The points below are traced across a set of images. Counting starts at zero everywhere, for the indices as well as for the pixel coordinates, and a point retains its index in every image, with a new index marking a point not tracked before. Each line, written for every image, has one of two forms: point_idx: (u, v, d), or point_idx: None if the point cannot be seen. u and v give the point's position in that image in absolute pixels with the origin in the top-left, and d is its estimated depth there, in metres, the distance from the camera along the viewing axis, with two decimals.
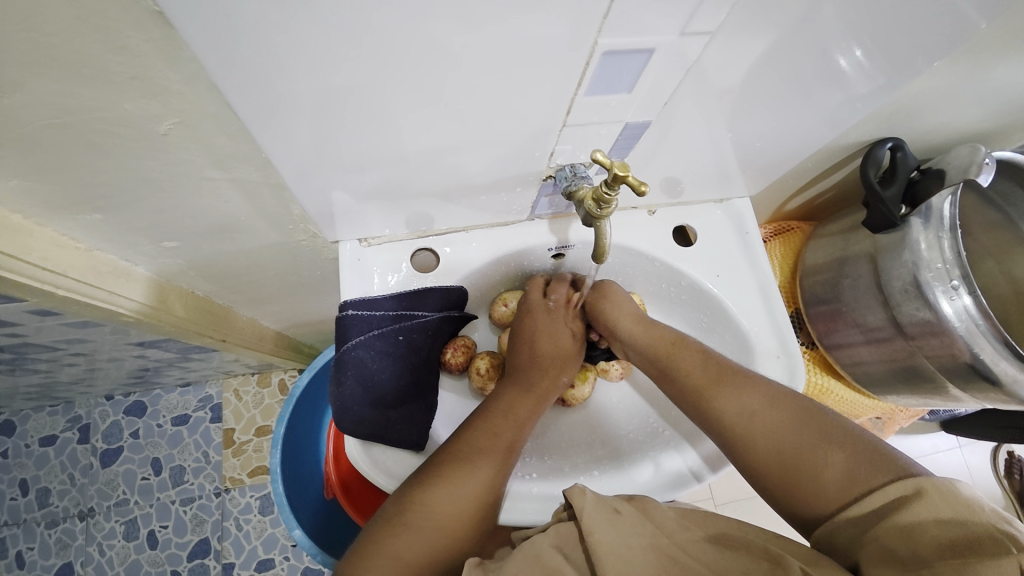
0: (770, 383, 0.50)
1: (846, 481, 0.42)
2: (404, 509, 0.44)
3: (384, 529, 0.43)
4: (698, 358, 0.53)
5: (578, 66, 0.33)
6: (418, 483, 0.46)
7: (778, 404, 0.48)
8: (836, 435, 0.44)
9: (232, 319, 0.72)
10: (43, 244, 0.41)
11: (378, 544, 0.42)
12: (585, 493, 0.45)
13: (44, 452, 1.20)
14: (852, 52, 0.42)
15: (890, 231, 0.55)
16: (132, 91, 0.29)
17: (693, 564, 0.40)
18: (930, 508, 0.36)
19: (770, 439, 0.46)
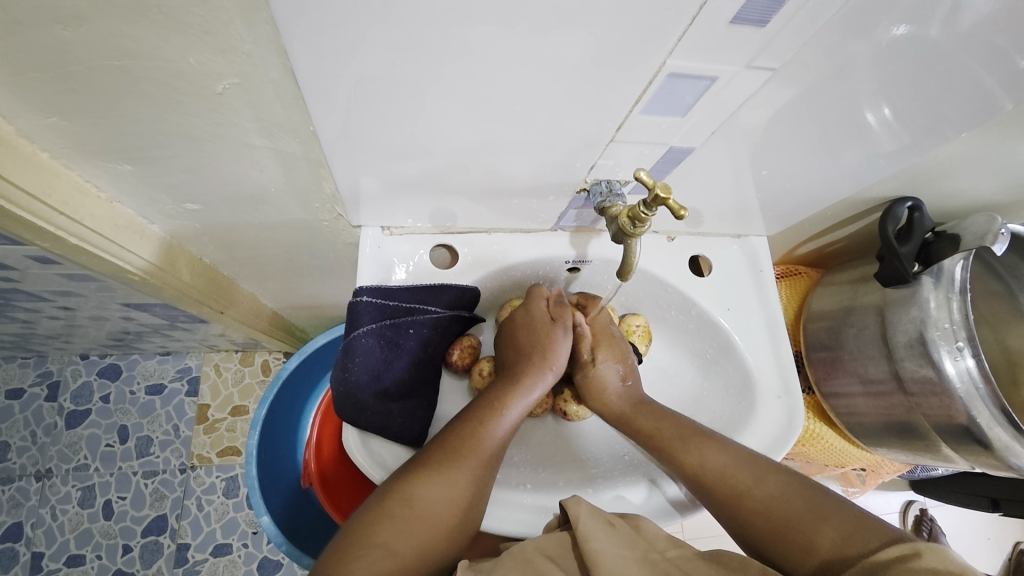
0: (761, 455, 0.51)
1: (840, 547, 0.42)
2: (391, 502, 0.44)
3: (368, 521, 0.43)
4: (694, 433, 0.53)
5: (641, 84, 0.33)
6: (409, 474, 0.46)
7: (769, 471, 0.49)
8: (830, 505, 0.45)
9: (233, 291, 0.71)
10: (64, 187, 0.40)
11: (367, 535, 0.42)
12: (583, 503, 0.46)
13: (8, 404, 1.15)
14: (881, 109, 0.43)
15: (901, 286, 0.56)
16: (197, 45, 0.29)
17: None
18: (922, 563, 0.36)
19: (761, 510, 0.47)
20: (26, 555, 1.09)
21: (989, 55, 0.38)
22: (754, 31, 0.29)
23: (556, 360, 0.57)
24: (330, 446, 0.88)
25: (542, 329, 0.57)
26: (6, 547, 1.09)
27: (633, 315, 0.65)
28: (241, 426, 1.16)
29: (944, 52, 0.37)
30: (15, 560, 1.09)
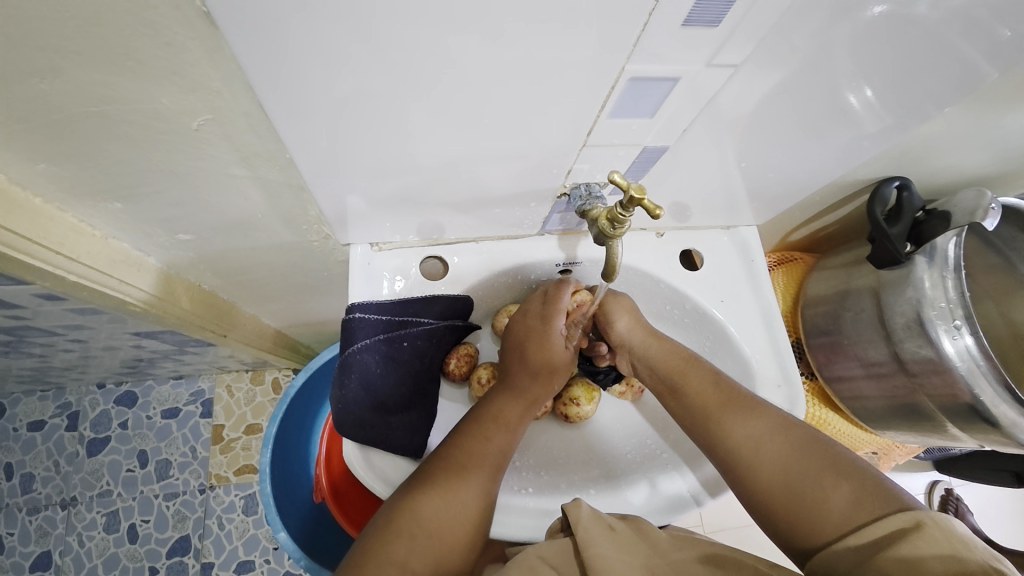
0: (775, 411, 0.51)
1: (851, 515, 0.42)
2: (402, 517, 0.44)
3: (381, 537, 0.42)
4: (730, 394, 0.52)
5: (604, 90, 0.33)
6: (418, 489, 0.46)
7: (784, 435, 0.48)
8: (842, 464, 0.45)
9: (235, 314, 0.73)
10: (60, 228, 0.41)
11: (383, 550, 0.41)
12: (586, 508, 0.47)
13: (31, 436, 1.18)
14: (863, 91, 0.42)
15: (895, 267, 0.55)
16: (167, 86, 0.30)
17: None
18: (930, 542, 0.36)
19: (772, 474, 0.46)
20: None
21: (958, 30, 0.38)
22: (709, 30, 0.28)
23: (557, 371, 0.57)
24: (341, 461, 0.89)
25: (551, 344, 0.56)
26: None
27: None
28: (256, 444, 1.18)
29: (911, 31, 0.37)
30: None
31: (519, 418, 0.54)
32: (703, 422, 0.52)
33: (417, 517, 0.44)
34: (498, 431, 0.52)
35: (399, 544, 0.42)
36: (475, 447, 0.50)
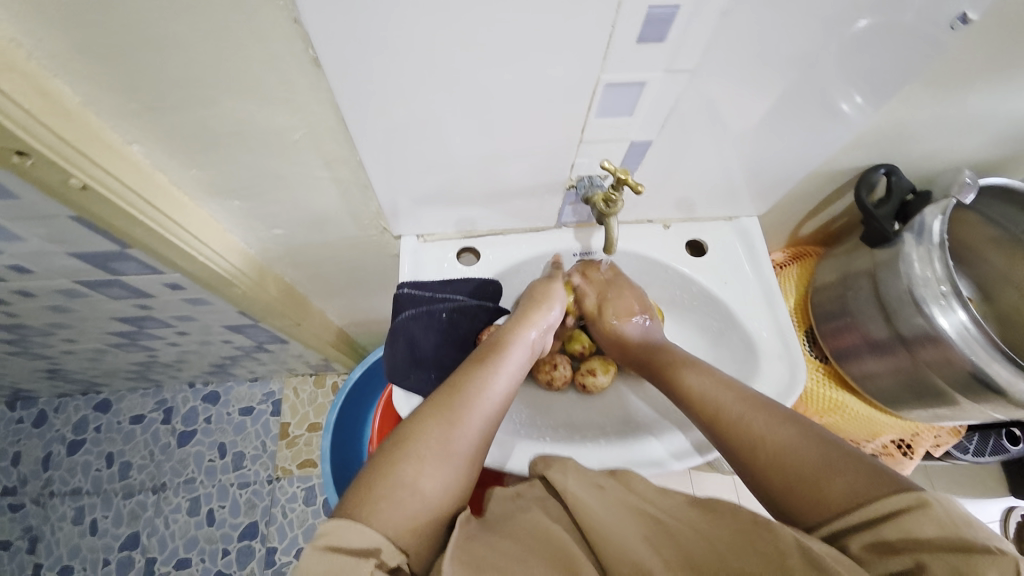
0: (776, 403, 0.51)
1: (853, 497, 0.41)
2: (392, 447, 0.46)
3: (369, 465, 0.45)
4: (696, 365, 0.58)
5: (587, 93, 0.43)
6: (410, 419, 0.48)
7: (788, 424, 0.48)
8: (845, 458, 0.44)
9: (307, 308, 0.87)
10: (195, 220, 0.55)
11: (366, 482, 0.43)
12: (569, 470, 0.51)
13: (131, 429, 1.36)
14: (853, 97, 0.51)
15: (887, 245, 0.60)
16: (282, 109, 0.43)
17: (677, 526, 0.43)
18: (930, 514, 0.36)
19: (773, 458, 0.46)
20: (140, 562, 1.24)
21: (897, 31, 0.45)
22: (658, 45, 0.38)
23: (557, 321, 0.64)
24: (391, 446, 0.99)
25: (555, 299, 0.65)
26: (124, 555, 1.24)
27: None
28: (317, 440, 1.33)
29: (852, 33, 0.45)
30: (132, 566, 1.23)
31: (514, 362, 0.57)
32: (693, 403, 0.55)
33: (425, 442, 0.46)
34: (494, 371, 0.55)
35: (408, 467, 0.44)
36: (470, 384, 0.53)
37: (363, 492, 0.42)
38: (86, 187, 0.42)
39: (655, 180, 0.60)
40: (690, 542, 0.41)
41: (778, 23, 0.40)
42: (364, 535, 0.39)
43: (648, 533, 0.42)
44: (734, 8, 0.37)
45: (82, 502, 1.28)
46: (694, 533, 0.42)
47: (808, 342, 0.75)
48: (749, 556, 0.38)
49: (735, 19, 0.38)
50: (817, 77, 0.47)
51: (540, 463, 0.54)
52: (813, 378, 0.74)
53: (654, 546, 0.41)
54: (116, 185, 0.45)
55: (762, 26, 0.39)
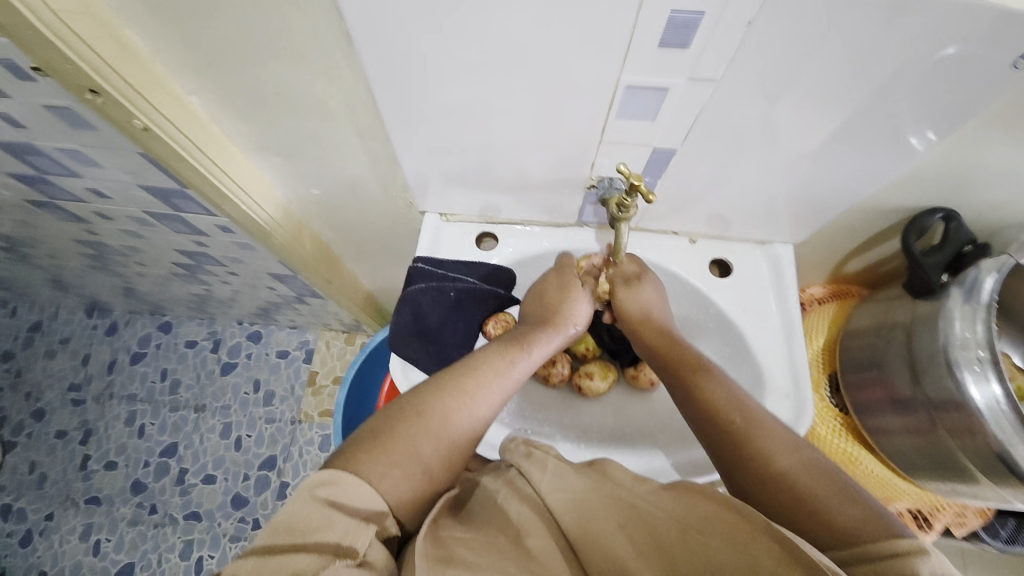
0: (785, 426, 0.50)
1: (858, 532, 0.40)
2: (410, 418, 0.49)
3: (386, 432, 0.47)
4: (714, 377, 0.54)
5: (607, 94, 0.44)
6: (425, 394, 0.51)
7: (797, 454, 0.47)
8: (847, 493, 0.43)
9: (340, 267, 0.93)
10: (243, 171, 0.61)
11: (382, 448, 0.46)
12: (542, 467, 0.51)
13: (185, 351, 1.50)
14: (924, 132, 0.47)
15: (930, 296, 0.56)
16: (320, 77, 0.46)
17: (652, 513, 0.45)
18: (929, 560, 0.36)
19: (777, 483, 0.45)
20: (174, 469, 1.37)
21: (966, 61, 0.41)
22: (681, 51, 0.39)
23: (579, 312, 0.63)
24: None
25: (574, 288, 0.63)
26: (162, 461, 1.38)
27: None
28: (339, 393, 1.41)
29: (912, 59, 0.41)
30: (167, 471, 1.37)
31: (537, 352, 0.59)
32: (698, 417, 0.52)
33: (437, 421, 0.49)
34: (518, 358, 0.57)
35: (417, 442, 0.47)
36: (494, 369, 0.55)
37: (370, 453, 0.45)
38: (148, 130, 0.48)
39: (694, 194, 0.60)
40: (664, 530, 0.43)
41: (814, 45, 0.38)
42: (371, 499, 0.43)
43: (623, 521, 0.45)
44: (763, 22, 0.36)
45: (137, 407, 1.45)
46: (668, 518, 0.44)
47: (829, 390, 0.70)
48: (721, 547, 0.40)
49: (763, 35, 0.38)
50: (865, 108, 0.44)
51: (512, 450, 0.56)
52: (830, 426, 0.69)
53: (631, 536, 0.43)
54: (174, 132, 0.51)
55: (798, 46, 0.38)
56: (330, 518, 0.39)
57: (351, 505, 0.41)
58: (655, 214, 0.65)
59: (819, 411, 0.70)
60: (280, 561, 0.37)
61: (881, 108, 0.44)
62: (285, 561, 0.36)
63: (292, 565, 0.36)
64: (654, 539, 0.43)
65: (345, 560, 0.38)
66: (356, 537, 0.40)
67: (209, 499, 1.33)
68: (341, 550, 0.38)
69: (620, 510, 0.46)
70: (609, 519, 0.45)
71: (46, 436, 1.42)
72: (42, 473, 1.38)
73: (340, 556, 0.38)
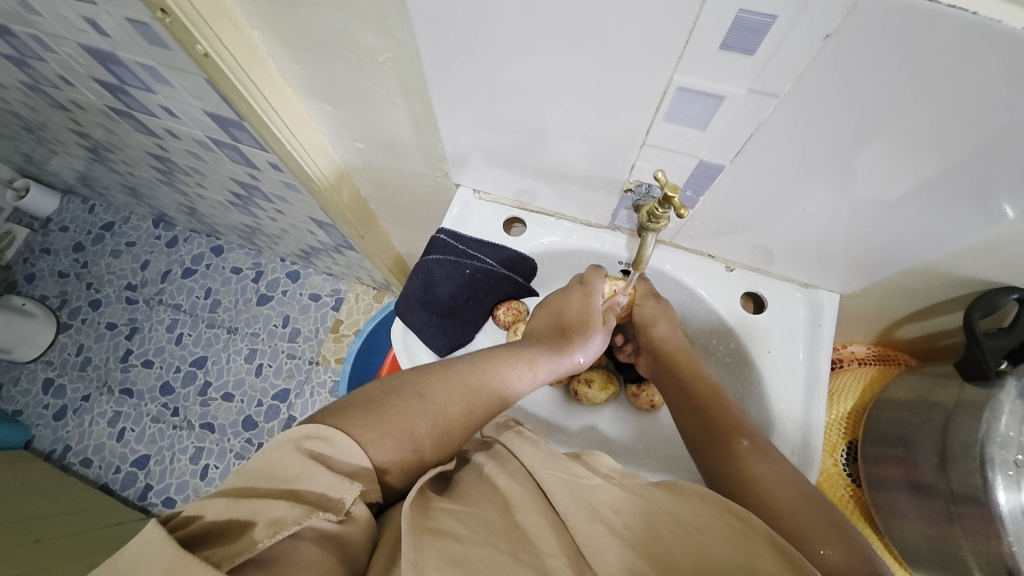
0: (791, 466, 0.48)
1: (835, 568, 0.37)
2: (421, 394, 0.49)
3: (394, 399, 0.47)
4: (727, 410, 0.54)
5: (658, 93, 0.41)
6: (437, 377, 0.51)
7: (792, 489, 0.45)
8: (836, 530, 0.40)
9: (375, 225, 0.94)
10: (293, 113, 0.63)
11: (390, 412, 0.46)
12: (534, 445, 0.50)
13: (230, 275, 1.59)
14: (1019, 202, 0.40)
15: (983, 383, 0.49)
16: (373, 30, 0.46)
17: (653, 507, 0.43)
18: None
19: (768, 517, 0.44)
20: (200, 380, 1.47)
21: None
22: (744, 57, 0.35)
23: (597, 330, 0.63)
24: None
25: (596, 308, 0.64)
26: (191, 371, 1.48)
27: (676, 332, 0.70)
28: None
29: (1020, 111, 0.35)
30: (193, 380, 1.47)
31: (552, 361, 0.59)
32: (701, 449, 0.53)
33: (435, 401, 0.49)
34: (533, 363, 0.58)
35: (420, 419, 0.47)
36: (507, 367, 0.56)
37: (360, 415, 0.44)
38: (207, 56, 0.50)
39: (750, 223, 0.56)
40: (661, 524, 0.41)
41: (899, 76, 0.34)
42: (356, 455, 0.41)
43: (618, 508, 0.43)
44: (844, 38, 0.32)
45: (179, 317, 1.55)
46: (667, 514, 0.42)
47: (844, 457, 0.65)
48: (719, 544, 0.38)
49: (840, 51, 0.33)
50: (951, 157, 0.39)
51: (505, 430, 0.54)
52: (835, 493, 0.64)
53: (623, 522, 0.41)
54: (232, 64, 0.52)
55: (880, 74, 0.34)
56: (313, 470, 0.37)
57: (336, 459, 0.40)
58: (694, 232, 0.62)
59: (826, 476, 0.65)
60: (254, 507, 0.34)
61: (969, 163, 0.39)
62: (261, 507, 0.34)
63: (265, 513, 0.34)
64: (649, 532, 0.41)
65: (327, 514, 0.36)
66: (340, 493, 0.37)
67: (224, 415, 1.42)
68: (324, 503, 0.36)
69: (619, 497, 0.44)
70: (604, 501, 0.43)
71: (97, 325, 1.57)
72: (87, 357, 1.53)
73: (322, 509, 0.36)
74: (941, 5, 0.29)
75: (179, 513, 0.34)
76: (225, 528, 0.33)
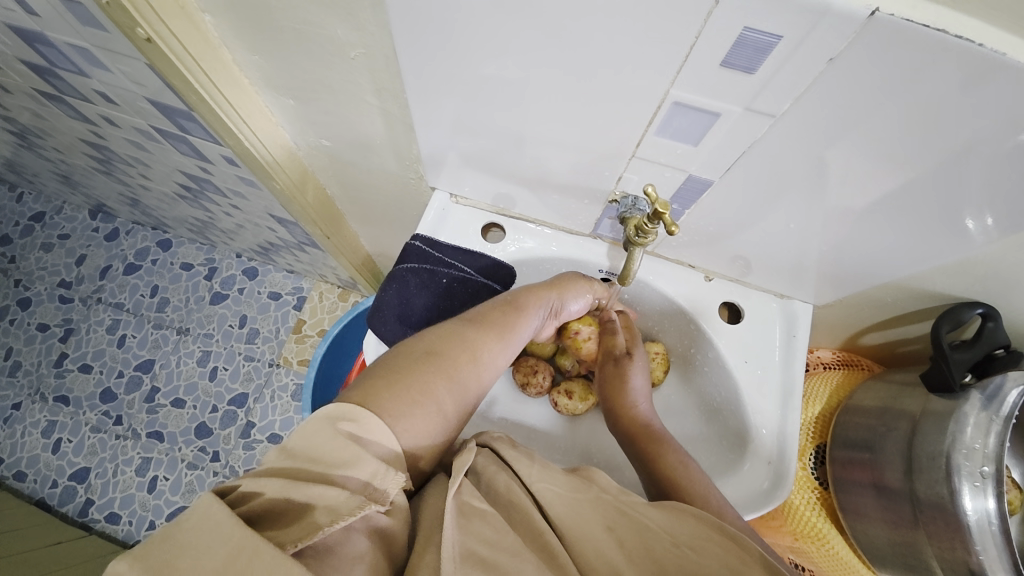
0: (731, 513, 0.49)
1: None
2: (421, 360, 0.44)
3: (394, 376, 0.42)
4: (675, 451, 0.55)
5: (652, 106, 0.39)
6: (432, 342, 0.47)
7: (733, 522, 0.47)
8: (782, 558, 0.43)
9: (341, 224, 0.89)
10: (250, 105, 0.57)
11: (399, 385, 0.41)
12: (528, 457, 0.46)
13: (179, 272, 1.47)
14: (983, 218, 0.41)
15: (947, 396, 0.51)
16: (345, 22, 0.42)
17: (645, 522, 0.40)
18: None
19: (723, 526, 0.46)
20: (146, 385, 1.36)
21: None
22: (744, 76, 0.34)
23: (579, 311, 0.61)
24: None
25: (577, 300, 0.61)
26: (136, 376, 1.37)
27: (653, 342, 0.71)
28: None
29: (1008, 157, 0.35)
30: (139, 386, 1.36)
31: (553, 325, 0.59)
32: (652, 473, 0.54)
33: (452, 369, 0.46)
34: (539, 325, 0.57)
35: (434, 382, 0.43)
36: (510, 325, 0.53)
37: (390, 396, 0.40)
38: (152, 42, 0.44)
39: (728, 232, 0.55)
40: (655, 541, 0.38)
41: (896, 104, 0.34)
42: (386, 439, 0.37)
43: (612, 524, 0.40)
44: (849, 61, 0.32)
45: (121, 317, 1.43)
46: (661, 531, 0.39)
47: (813, 461, 0.66)
48: (715, 566, 0.36)
49: (839, 76, 0.33)
50: (929, 180, 0.39)
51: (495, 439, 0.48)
52: (804, 497, 0.66)
53: (619, 540, 0.39)
54: (180, 50, 0.47)
55: (876, 99, 0.34)
56: (360, 456, 0.34)
57: (370, 441, 0.36)
58: (674, 243, 0.61)
59: (796, 480, 0.66)
60: (309, 491, 0.31)
61: (949, 185, 0.39)
62: (315, 491, 0.31)
63: (320, 501, 0.31)
64: (647, 550, 0.38)
65: (377, 505, 0.33)
66: (386, 483, 0.34)
67: (174, 422, 1.32)
68: (371, 492, 0.34)
69: (609, 512, 0.41)
70: (596, 521, 0.40)
71: (27, 326, 1.43)
72: (16, 362, 1.39)
73: (370, 500, 0.33)
74: (949, 35, 0.29)
75: (236, 487, 0.32)
76: (277, 510, 0.31)
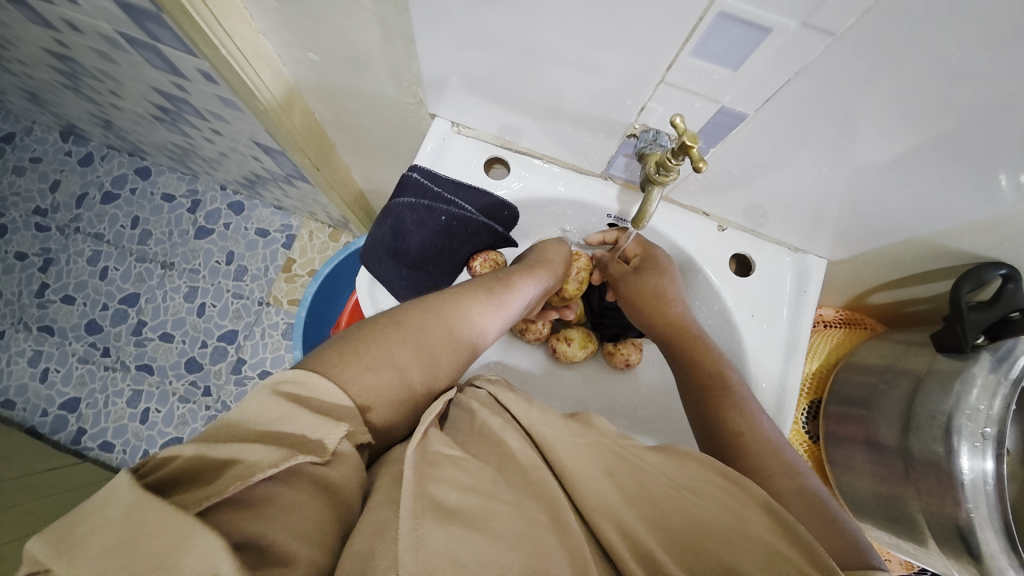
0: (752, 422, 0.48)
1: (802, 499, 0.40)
2: (390, 329, 0.43)
3: (357, 342, 0.41)
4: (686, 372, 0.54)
5: (693, 18, 0.34)
6: (410, 311, 0.46)
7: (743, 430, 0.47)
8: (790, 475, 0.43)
9: (332, 155, 0.83)
10: (226, 6, 0.50)
11: (357, 349, 0.40)
12: (527, 400, 0.44)
13: (160, 203, 1.40)
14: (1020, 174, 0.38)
15: (958, 357, 0.50)
16: None
17: (644, 466, 0.40)
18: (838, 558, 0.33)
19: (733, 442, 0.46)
20: (132, 319, 1.33)
21: None
22: None
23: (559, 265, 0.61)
24: None
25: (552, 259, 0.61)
26: (121, 309, 1.34)
27: None
28: None
29: None
30: (124, 319, 1.33)
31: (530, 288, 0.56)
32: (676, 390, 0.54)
33: (423, 339, 0.44)
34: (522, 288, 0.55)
35: (400, 350, 0.42)
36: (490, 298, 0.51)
37: (349, 358, 0.39)
38: None
39: (750, 179, 0.52)
40: (654, 484, 0.38)
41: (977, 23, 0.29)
42: (338, 396, 0.36)
43: (610, 468, 0.39)
44: None
45: (101, 249, 1.37)
46: (659, 474, 0.39)
47: (806, 415, 0.67)
48: (713, 509, 0.36)
49: None
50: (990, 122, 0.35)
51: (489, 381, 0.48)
52: (793, 450, 0.67)
53: (618, 484, 0.38)
54: None
55: (958, 17, 0.29)
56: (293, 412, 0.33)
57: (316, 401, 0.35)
58: (691, 187, 0.58)
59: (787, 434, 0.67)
60: (229, 449, 0.30)
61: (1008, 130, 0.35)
62: (236, 449, 0.30)
63: (242, 457, 0.30)
64: (644, 493, 0.37)
65: (311, 456, 0.32)
66: (324, 434, 0.33)
67: (163, 356, 1.30)
68: (305, 444, 0.32)
69: (609, 457, 0.40)
70: (595, 465, 0.39)
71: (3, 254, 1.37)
72: None
73: (303, 452, 0.32)
74: None
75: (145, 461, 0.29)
76: (192, 475, 0.28)
